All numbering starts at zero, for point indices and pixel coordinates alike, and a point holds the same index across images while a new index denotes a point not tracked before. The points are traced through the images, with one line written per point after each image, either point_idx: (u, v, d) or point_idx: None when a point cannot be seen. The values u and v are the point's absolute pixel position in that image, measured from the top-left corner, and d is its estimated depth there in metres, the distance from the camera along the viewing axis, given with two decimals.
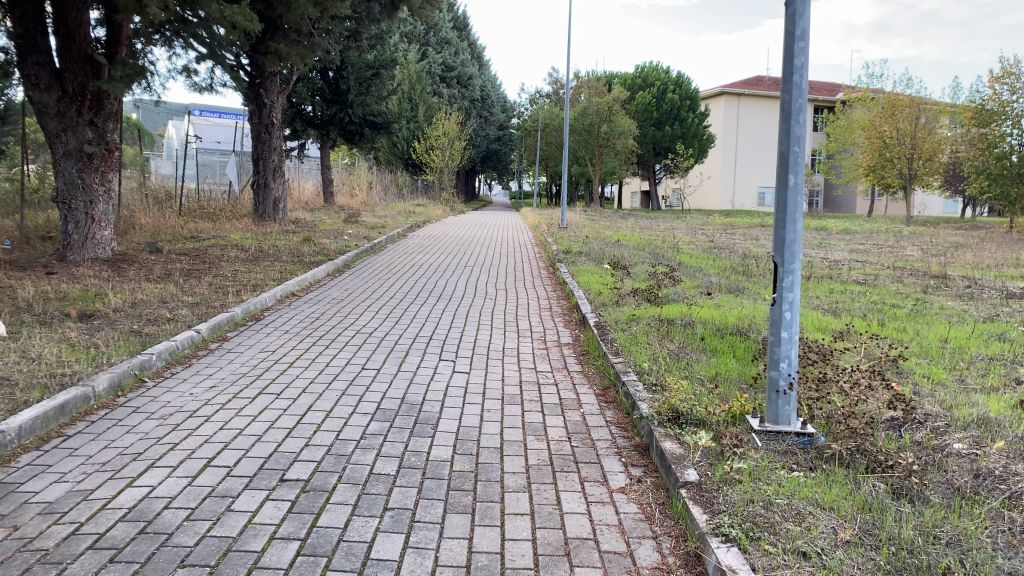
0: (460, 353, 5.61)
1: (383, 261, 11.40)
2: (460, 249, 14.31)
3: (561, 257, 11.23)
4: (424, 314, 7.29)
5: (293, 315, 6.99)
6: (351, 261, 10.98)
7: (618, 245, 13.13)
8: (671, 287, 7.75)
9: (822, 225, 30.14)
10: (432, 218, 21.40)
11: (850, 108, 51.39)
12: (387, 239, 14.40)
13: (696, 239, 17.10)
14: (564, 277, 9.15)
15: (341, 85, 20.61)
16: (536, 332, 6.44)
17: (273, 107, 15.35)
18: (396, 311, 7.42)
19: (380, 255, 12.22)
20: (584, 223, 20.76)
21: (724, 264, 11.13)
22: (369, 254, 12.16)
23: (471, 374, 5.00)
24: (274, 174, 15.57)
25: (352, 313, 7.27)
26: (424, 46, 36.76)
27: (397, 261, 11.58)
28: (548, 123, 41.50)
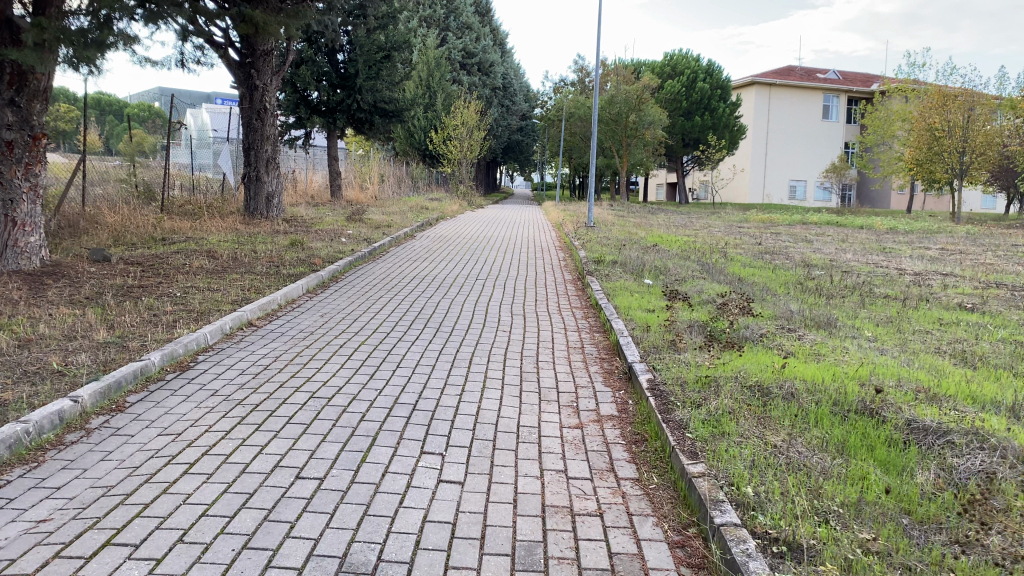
0: (447, 443, 4.00)
1: (381, 273, 9.61)
2: (477, 254, 12.52)
3: (591, 267, 9.45)
4: (412, 358, 5.61)
5: (235, 363, 5.29)
6: (340, 271, 9.23)
7: (656, 250, 11.33)
8: (742, 320, 5.93)
9: (868, 223, 28.09)
10: (447, 214, 19.69)
11: (890, 99, 48.87)
12: (392, 242, 12.66)
13: (739, 242, 15.27)
14: (600, 298, 7.35)
15: (347, 68, 18.88)
16: (564, 394, 4.72)
17: (266, 91, 13.57)
18: (377, 354, 5.71)
19: (380, 263, 10.44)
20: (612, 221, 18.90)
21: (787, 279, 9.33)
22: (366, 262, 10.38)
23: (455, 490, 3.46)
24: (266, 165, 13.81)
25: (318, 355, 5.60)
26: (443, 31, 34.98)
27: (397, 270, 9.83)
28: (573, 112, 39.61)
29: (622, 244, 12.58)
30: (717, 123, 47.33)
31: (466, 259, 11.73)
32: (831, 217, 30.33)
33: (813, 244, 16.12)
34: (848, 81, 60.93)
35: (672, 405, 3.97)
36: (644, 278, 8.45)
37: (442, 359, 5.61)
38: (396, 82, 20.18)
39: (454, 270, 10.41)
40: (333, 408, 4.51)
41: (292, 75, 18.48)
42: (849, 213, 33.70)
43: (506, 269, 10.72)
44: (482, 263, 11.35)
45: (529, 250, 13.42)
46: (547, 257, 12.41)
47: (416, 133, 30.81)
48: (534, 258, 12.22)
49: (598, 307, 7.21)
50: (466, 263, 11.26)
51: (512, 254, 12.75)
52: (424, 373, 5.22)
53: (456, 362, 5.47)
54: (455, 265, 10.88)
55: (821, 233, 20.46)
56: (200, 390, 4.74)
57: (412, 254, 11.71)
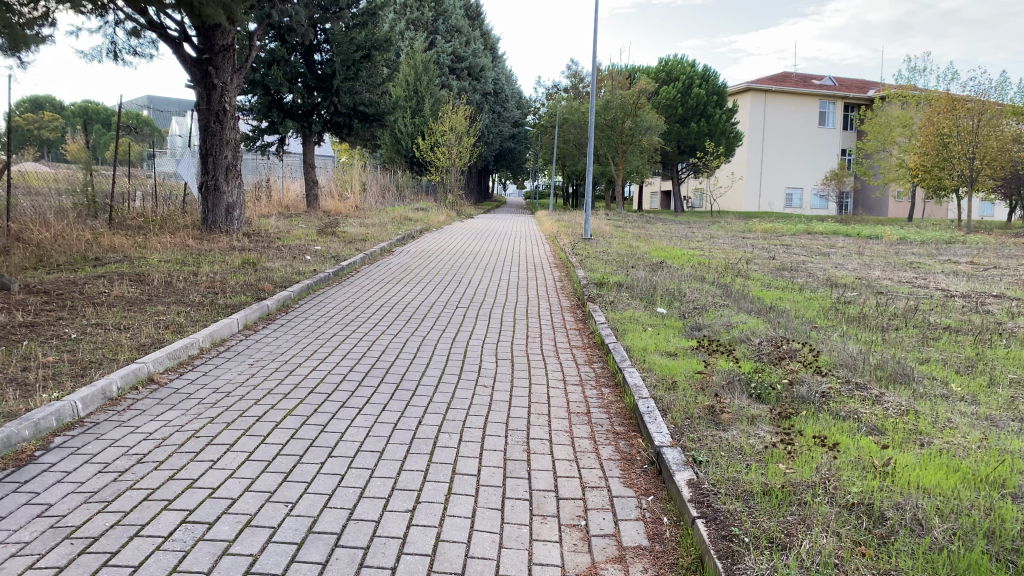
0: None
1: (347, 299, 8.15)
2: (464, 272, 11.08)
3: (591, 290, 8.04)
4: (351, 439, 4.26)
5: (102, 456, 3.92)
6: (295, 297, 7.81)
7: (662, 268, 9.96)
8: (791, 377, 4.57)
9: (876, 232, 26.76)
10: (432, 225, 18.31)
11: (890, 105, 47.78)
12: (364, 257, 11.20)
13: (750, 257, 13.90)
14: (608, 337, 5.93)
15: (324, 69, 17.47)
16: (551, 519, 3.43)
17: (226, 90, 12.18)
18: (309, 430, 4.35)
19: (347, 285, 8.98)
20: (610, 232, 17.58)
21: (822, 306, 7.95)
22: (331, 285, 8.91)
23: None
24: (226, 174, 12.37)
25: (226, 436, 4.25)
26: (431, 34, 33.78)
27: (364, 296, 8.42)
28: (567, 118, 38.42)
29: (623, 261, 11.22)
30: (713, 129, 46.10)
31: (449, 278, 10.27)
32: (836, 226, 29.01)
33: (830, 257, 14.75)
34: (845, 88, 59.92)
35: (739, 547, 2.60)
36: (656, 308, 7.06)
37: (395, 438, 4.22)
38: (377, 84, 18.82)
39: (434, 292, 8.97)
40: (214, 544, 3.17)
41: (263, 77, 16.95)
42: (853, 221, 32.43)
43: (494, 291, 9.28)
44: (468, 283, 9.90)
45: (522, 268, 12.01)
46: (540, 275, 10.96)
47: (403, 139, 29.42)
48: (526, 276, 10.79)
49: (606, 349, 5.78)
50: (449, 283, 9.80)
51: (503, 272, 11.33)
52: (362, 468, 3.91)
53: (409, 452, 4.12)
54: (435, 286, 9.43)
55: (832, 245, 19.13)
56: (34, 509, 3.43)
57: (385, 273, 10.26)
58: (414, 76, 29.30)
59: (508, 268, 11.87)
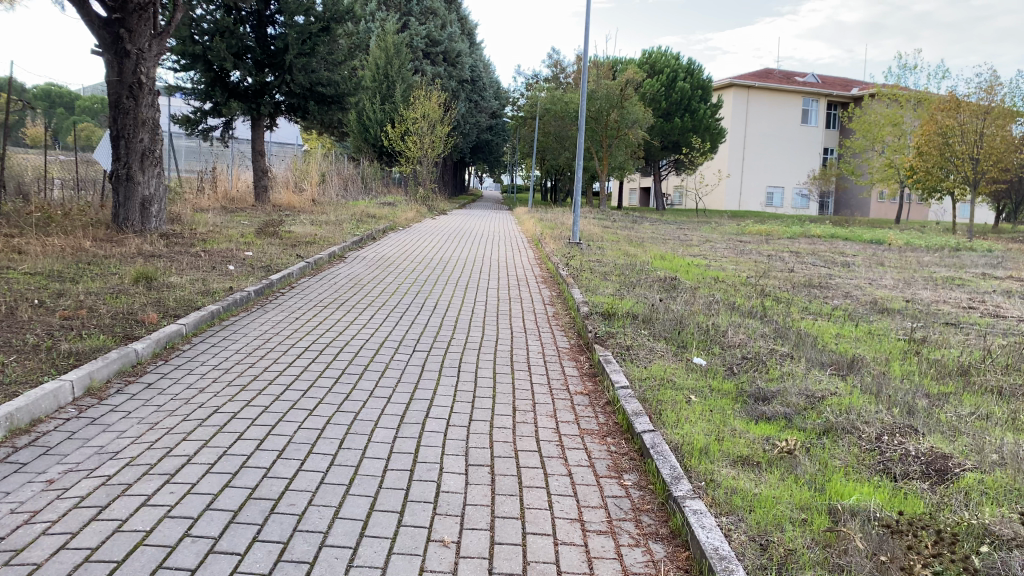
0: None
1: (265, 333, 5.90)
2: (429, 288, 8.85)
3: (597, 327, 5.89)
4: None
5: None
6: (190, 336, 5.56)
7: (677, 290, 7.95)
8: (992, 545, 2.56)
9: (878, 236, 25.09)
10: (398, 223, 16.19)
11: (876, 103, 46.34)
12: (304, 267, 8.94)
13: (765, 268, 11.99)
14: (642, 421, 3.79)
15: (276, 43, 15.26)
16: None
17: (143, 59, 9.82)
18: None
19: (271, 312, 6.75)
20: (599, 235, 15.60)
21: (902, 350, 5.99)
22: (247, 312, 6.65)
23: None
24: (142, 161, 9.98)
25: None
26: (405, 16, 31.77)
27: (291, 329, 6.16)
28: (548, 108, 36.48)
29: (624, 276, 9.20)
30: (698, 124, 44.22)
31: (410, 297, 8.05)
32: (833, 229, 27.36)
33: (853, 269, 12.90)
34: (830, 86, 58.53)
35: None
36: (691, 362, 5.00)
37: None
38: (336, 62, 16.70)
39: (389, 319, 6.77)
40: None
41: (203, 50, 14.63)
42: (848, 224, 30.84)
43: (466, 316, 7.08)
44: (434, 303, 7.72)
45: (500, 280, 9.81)
46: (521, 291, 8.79)
47: (372, 128, 27.26)
48: (504, 293, 8.59)
49: (638, 447, 3.63)
50: (408, 304, 7.58)
51: (478, 286, 9.14)
52: None
53: None
54: (390, 310, 7.20)
55: (841, 252, 17.31)
56: None
57: (325, 290, 8.02)
58: (384, 59, 27.11)
59: (482, 280, 9.67)
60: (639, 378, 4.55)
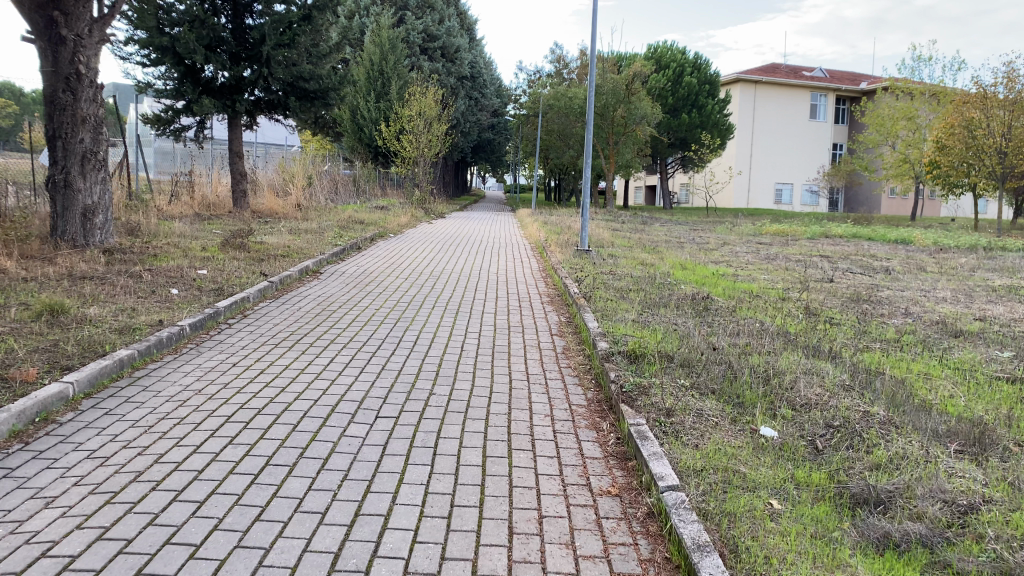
0: None
1: (182, 391, 4.41)
2: (414, 308, 7.35)
3: (622, 375, 4.44)
4: None
5: None
6: (76, 402, 4.09)
7: (713, 316, 6.57)
8: None
9: (903, 236, 23.68)
10: (390, 229, 14.84)
11: (888, 96, 44.73)
12: (265, 287, 7.49)
13: (802, 279, 10.59)
14: (713, 572, 2.39)
15: (251, 34, 13.84)
16: None
17: (81, 46, 8.42)
18: None
19: (206, 353, 5.26)
20: (609, 240, 14.25)
21: (1020, 400, 4.61)
22: (173, 355, 5.15)
23: None
24: (83, 164, 8.54)
25: None
26: (401, 10, 30.43)
27: (220, 382, 4.67)
28: (552, 105, 35.14)
29: (645, 295, 7.80)
30: (706, 120, 42.80)
31: (389, 324, 6.55)
32: (854, 228, 25.95)
33: (897, 278, 11.50)
34: (840, 81, 57.03)
35: None
36: (763, 439, 3.59)
37: None
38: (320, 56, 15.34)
39: (356, 362, 5.27)
40: None
41: (171, 41, 13.25)
42: (868, 223, 29.46)
43: (456, 352, 5.57)
44: (416, 334, 6.22)
45: (498, 295, 8.32)
46: (524, 312, 7.28)
47: (366, 127, 25.95)
48: (504, 315, 7.10)
49: None
50: (385, 337, 6.08)
51: (473, 304, 7.65)
52: None
53: None
54: (359, 347, 5.69)
55: (875, 256, 15.90)
56: None
57: (284, 319, 6.52)
58: (378, 55, 25.76)
59: (476, 296, 8.20)
60: (693, 474, 3.14)
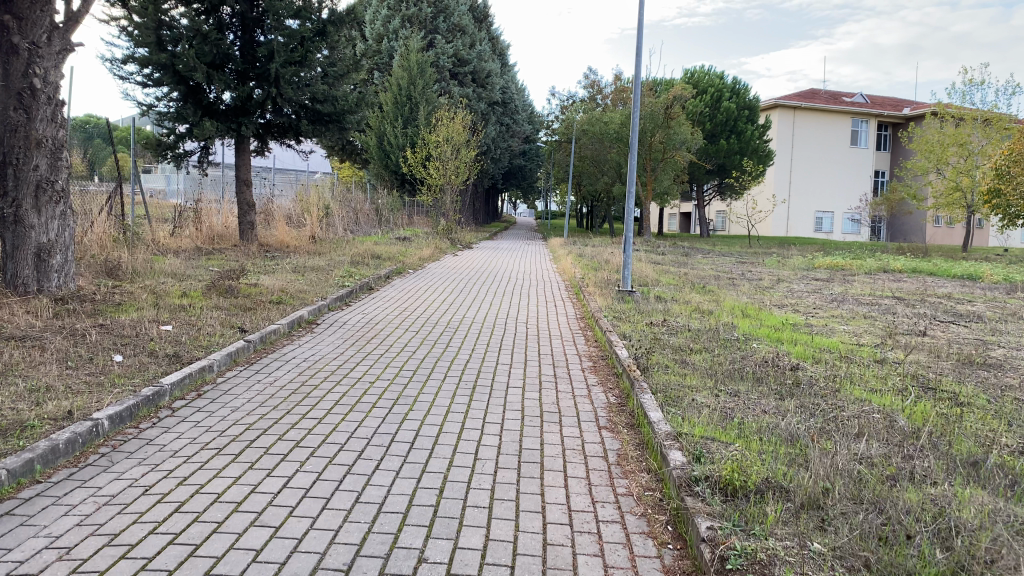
0: None
1: (48, 545, 2.89)
2: (422, 374, 5.79)
3: (720, 531, 2.85)
4: None
5: None
6: None
7: (812, 402, 4.98)
8: None
9: (970, 270, 21.73)
10: (409, 264, 13.43)
11: (933, 122, 41.95)
12: (237, 349, 5.97)
13: (889, 332, 8.92)
14: None
15: (258, 50, 12.61)
16: None
17: (37, 56, 7.12)
18: None
19: (120, 464, 3.73)
20: (654, 279, 12.70)
21: None
22: (73, 469, 3.64)
23: None
24: (37, 195, 7.17)
25: None
26: (430, 33, 29.28)
27: (117, 521, 3.12)
28: (585, 130, 33.83)
29: (714, 364, 6.19)
30: (746, 146, 41.22)
31: (384, 402, 4.99)
32: (913, 261, 24.03)
33: (998, 328, 9.81)
34: (884, 107, 55.07)
35: None
36: None
37: None
38: (335, 75, 14.10)
39: (328, 469, 3.74)
40: None
41: (170, 58, 12.01)
42: (925, 256, 27.56)
43: (472, 451, 3.99)
44: (420, 416, 4.66)
45: (526, 352, 6.75)
46: (560, 379, 5.68)
47: (392, 153, 24.75)
48: (536, 383, 5.52)
49: None
50: (377, 422, 4.52)
51: (495, 368, 6.08)
52: None
53: None
54: (338, 443, 4.13)
55: (954, 296, 14.10)
56: None
57: (247, 400, 4.97)
58: (406, 78, 24.52)
59: (500, 354, 6.63)
60: None
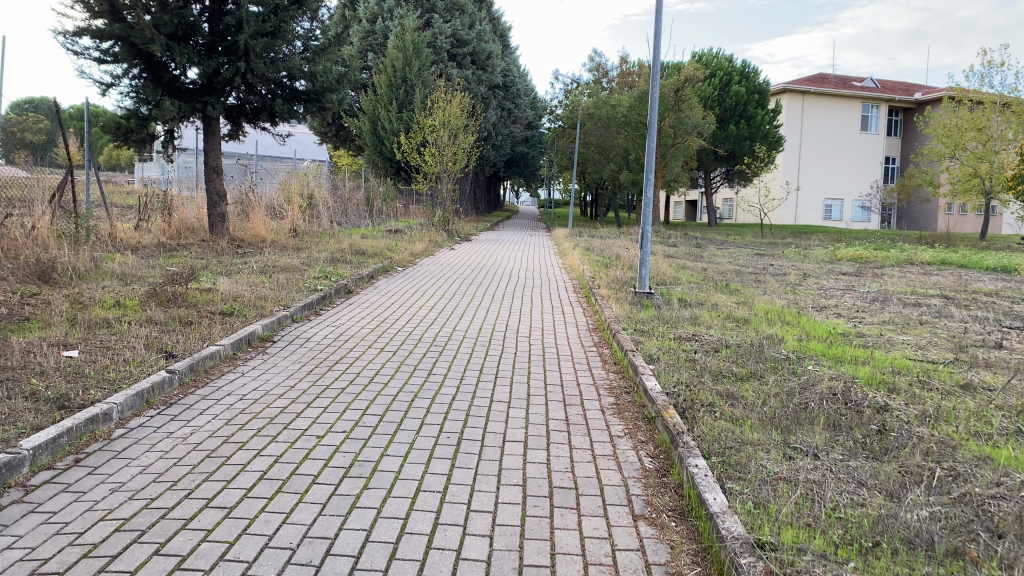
0: None
1: None
2: (393, 417, 4.40)
3: None
4: None
5: None
6: None
7: (926, 469, 3.62)
8: None
9: (1004, 261, 20.29)
10: (398, 260, 12.07)
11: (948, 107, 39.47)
12: (151, 386, 4.57)
13: (958, 344, 7.55)
14: None
15: (225, 20, 11.18)
16: None
17: None
18: None
19: None
20: (672, 278, 11.33)
21: None
22: None
23: None
24: None
25: None
26: (428, 12, 27.72)
27: None
28: (592, 114, 32.42)
29: (766, 402, 4.84)
30: (756, 132, 39.75)
31: (334, 467, 3.60)
32: (939, 253, 22.53)
33: None
34: (895, 92, 53.50)
35: None
36: None
37: None
38: (314, 50, 12.71)
39: None
40: None
41: (126, 28, 10.56)
42: (949, 246, 26.05)
43: (448, 573, 2.62)
44: (381, 496, 3.26)
45: (529, 381, 5.36)
46: (576, 426, 4.29)
47: (386, 139, 23.34)
48: (543, 434, 4.13)
49: None
50: (315, 507, 3.12)
51: (491, 405, 4.69)
52: None
53: None
54: (246, 556, 2.73)
55: (1003, 294, 12.71)
56: None
57: (141, 467, 3.56)
58: (401, 60, 22.95)
59: (498, 383, 5.24)
60: None
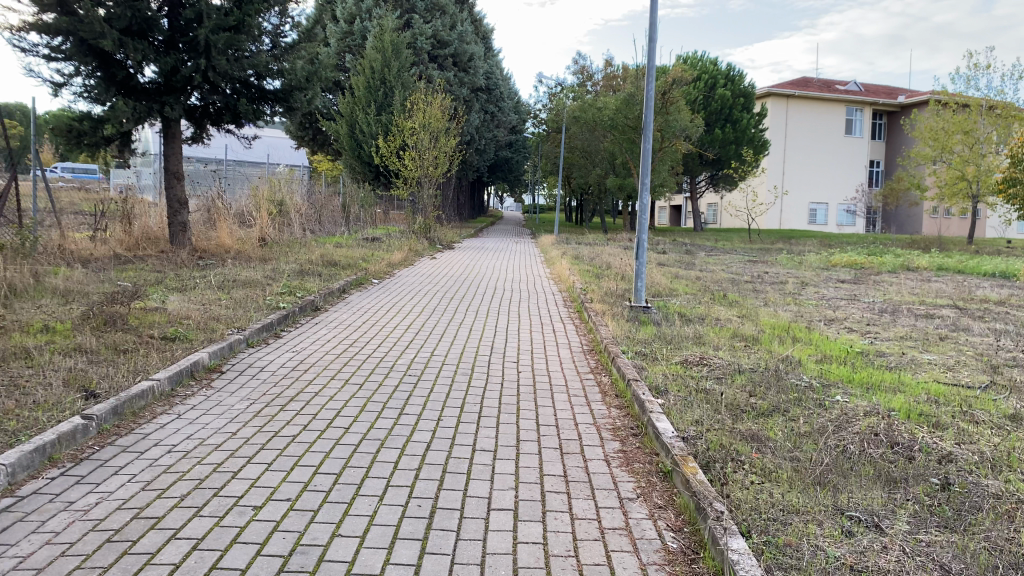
0: None
1: None
2: (352, 471, 3.59)
3: None
4: None
5: None
6: None
7: (1020, 547, 2.87)
8: None
9: (1002, 267, 19.70)
10: (375, 271, 11.27)
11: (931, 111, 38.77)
12: (57, 439, 3.73)
13: (990, 364, 6.83)
14: None
15: (183, 13, 10.37)
16: None
17: None
18: None
19: None
20: (667, 290, 10.59)
21: None
22: None
23: None
24: None
25: None
26: (408, 13, 26.91)
27: None
28: (577, 117, 31.76)
29: (797, 447, 4.10)
30: (742, 135, 39.27)
31: (269, 556, 2.78)
32: (934, 258, 21.91)
33: None
34: (879, 95, 53.29)
35: None
36: None
37: None
38: (282, 47, 11.99)
39: None
40: None
41: (74, 21, 9.70)
42: (940, 251, 25.47)
43: None
44: None
45: (518, 414, 4.57)
46: (576, 483, 3.51)
47: (365, 143, 22.52)
48: (537, 496, 3.33)
49: None
50: None
51: (471, 451, 3.89)
52: None
53: None
54: None
55: (1014, 303, 12.05)
56: None
57: (17, 560, 2.74)
58: (380, 61, 22.15)
59: (481, 419, 4.44)
60: None
